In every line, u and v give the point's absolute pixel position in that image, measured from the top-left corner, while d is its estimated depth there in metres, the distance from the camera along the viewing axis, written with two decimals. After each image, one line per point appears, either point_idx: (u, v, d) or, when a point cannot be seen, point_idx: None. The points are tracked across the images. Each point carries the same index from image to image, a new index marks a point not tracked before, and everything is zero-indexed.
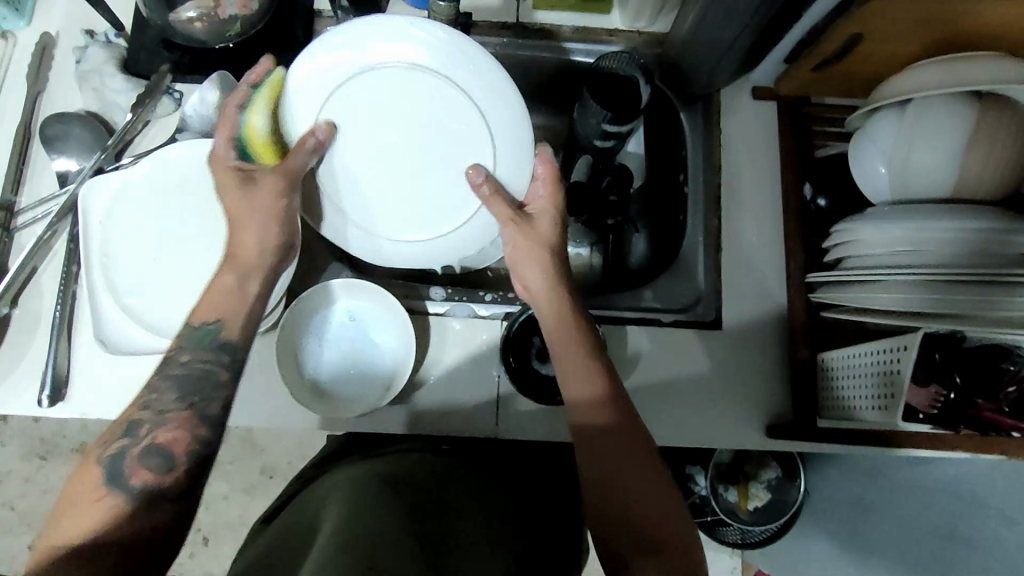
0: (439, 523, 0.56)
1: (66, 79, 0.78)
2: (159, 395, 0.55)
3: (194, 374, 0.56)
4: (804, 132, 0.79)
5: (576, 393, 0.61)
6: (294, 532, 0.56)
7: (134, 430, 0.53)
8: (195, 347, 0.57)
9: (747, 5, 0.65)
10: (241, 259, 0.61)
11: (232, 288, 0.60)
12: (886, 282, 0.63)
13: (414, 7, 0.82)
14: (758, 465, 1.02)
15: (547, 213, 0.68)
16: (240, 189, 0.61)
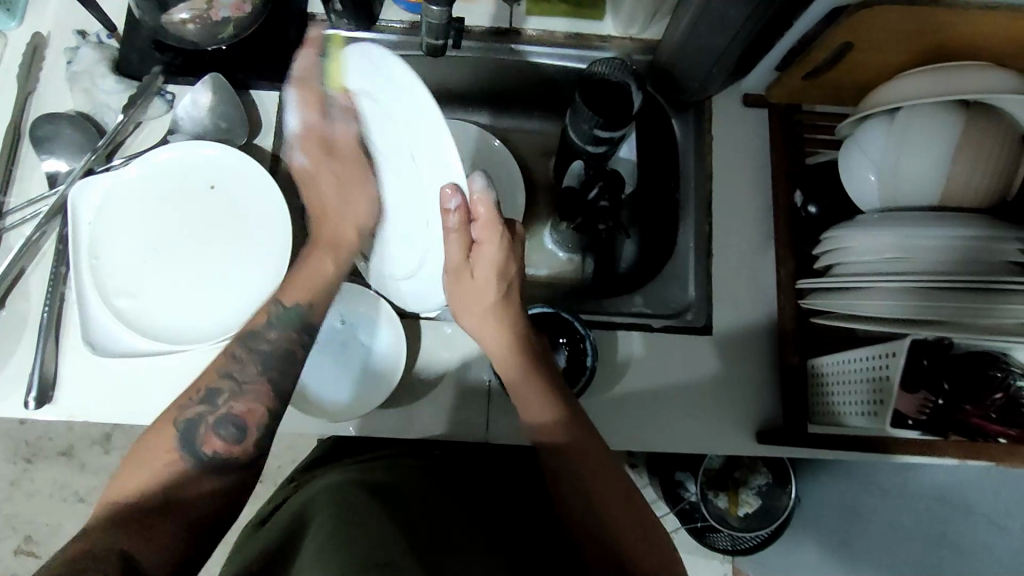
0: (427, 525, 0.56)
1: (56, 79, 0.77)
2: (241, 367, 0.60)
3: (275, 354, 0.61)
4: (795, 139, 0.79)
5: (535, 417, 0.64)
6: (280, 536, 0.55)
7: (213, 399, 0.58)
8: (285, 325, 0.62)
9: (738, 11, 0.65)
10: (334, 240, 0.70)
11: (326, 273, 0.67)
12: (874, 289, 0.63)
13: (408, 12, 0.82)
14: (748, 471, 1.02)
15: (487, 261, 0.61)
16: (325, 177, 0.71)
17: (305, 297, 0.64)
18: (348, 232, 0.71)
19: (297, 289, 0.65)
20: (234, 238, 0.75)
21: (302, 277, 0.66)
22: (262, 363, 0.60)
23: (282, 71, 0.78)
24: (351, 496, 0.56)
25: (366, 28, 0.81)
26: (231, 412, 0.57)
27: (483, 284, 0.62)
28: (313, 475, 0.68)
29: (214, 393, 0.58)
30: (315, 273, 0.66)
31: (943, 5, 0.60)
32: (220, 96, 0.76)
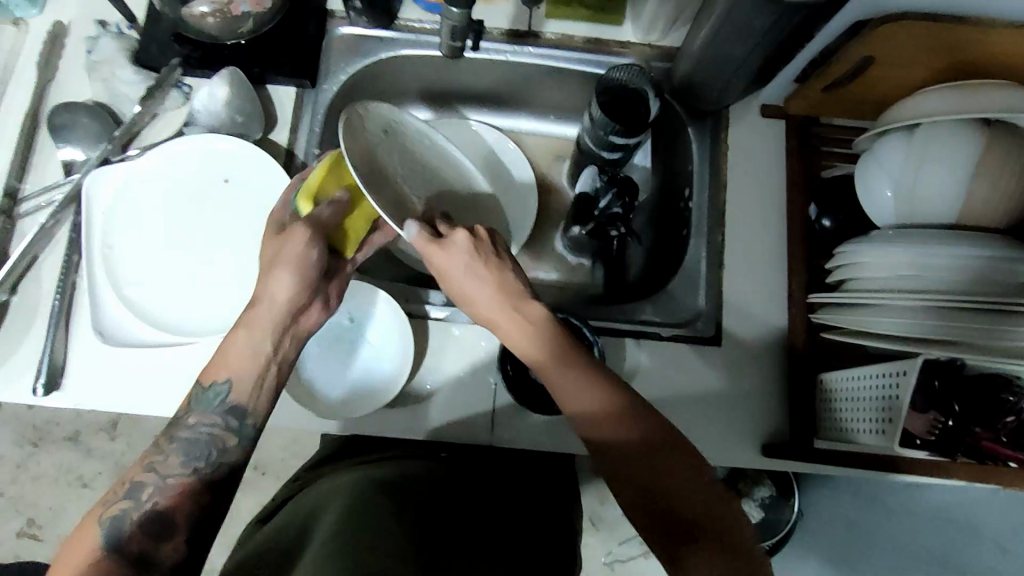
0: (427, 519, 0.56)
1: (75, 68, 0.77)
2: (164, 458, 0.55)
3: (203, 439, 0.56)
4: (812, 152, 0.79)
5: (591, 416, 0.57)
6: (284, 535, 0.56)
7: (137, 493, 0.52)
8: (205, 408, 0.57)
9: (761, 20, 0.65)
10: (256, 316, 0.59)
11: (234, 343, 0.58)
12: (887, 307, 0.63)
13: (427, 11, 0.82)
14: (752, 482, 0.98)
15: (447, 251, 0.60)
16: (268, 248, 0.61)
17: (215, 375, 0.57)
18: (264, 294, 0.59)
19: (217, 365, 0.58)
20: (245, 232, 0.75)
21: (222, 356, 0.58)
22: (184, 453, 0.55)
23: (300, 66, 0.78)
24: (363, 492, 0.57)
25: (383, 26, 0.81)
26: (158, 505, 0.53)
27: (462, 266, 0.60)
28: (322, 473, 0.69)
29: (140, 487, 0.53)
30: (231, 340, 0.59)
31: (967, 22, 0.60)
32: (236, 88, 0.75)
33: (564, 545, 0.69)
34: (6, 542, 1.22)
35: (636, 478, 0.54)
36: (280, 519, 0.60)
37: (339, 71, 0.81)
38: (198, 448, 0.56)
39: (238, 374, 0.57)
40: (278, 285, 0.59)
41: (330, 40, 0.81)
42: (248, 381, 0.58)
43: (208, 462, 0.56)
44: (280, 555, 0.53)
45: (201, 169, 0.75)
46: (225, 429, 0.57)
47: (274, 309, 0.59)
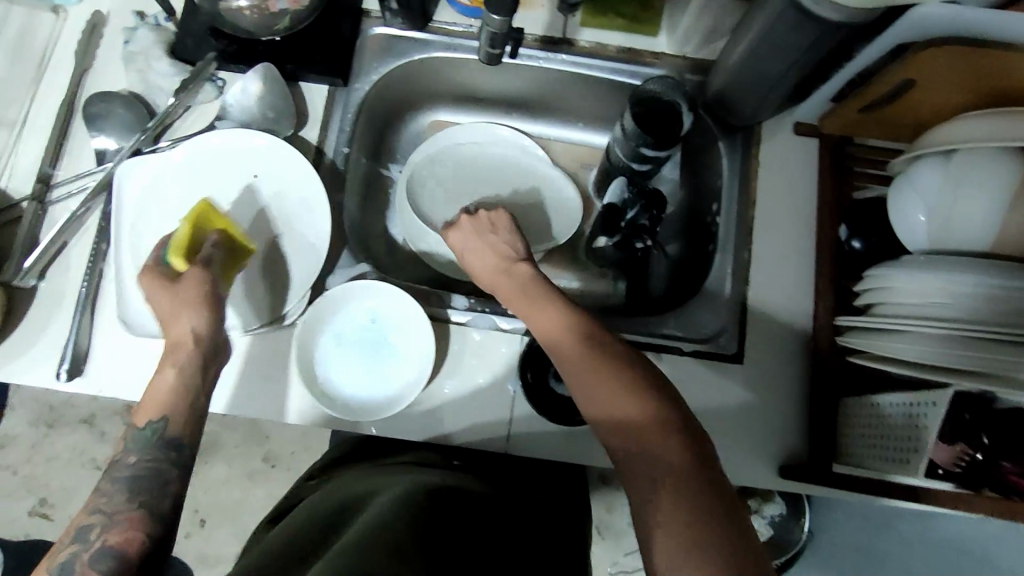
0: (449, 523, 0.57)
1: (112, 58, 0.78)
2: (108, 497, 0.54)
3: (144, 474, 0.56)
4: (844, 172, 0.78)
5: (608, 397, 0.54)
6: (307, 535, 0.57)
7: (85, 536, 0.52)
8: (142, 448, 0.57)
9: (800, 39, 0.64)
10: (177, 350, 0.60)
11: (168, 382, 0.59)
12: (915, 335, 0.62)
13: (462, 15, 0.82)
14: (764, 500, 0.98)
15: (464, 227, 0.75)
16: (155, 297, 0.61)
17: (155, 415, 0.58)
18: (184, 336, 0.60)
19: (148, 406, 0.59)
20: (274, 229, 0.76)
21: (147, 397, 0.59)
22: (128, 490, 0.55)
23: (333, 65, 0.78)
24: (389, 501, 0.59)
25: (418, 28, 0.82)
26: (107, 544, 0.52)
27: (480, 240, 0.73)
28: (332, 480, 0.69)
29: (84, 530, 0.53)
30: (159, 383, 0.59)
31: (1014, 49, 0.59)
32: (269, 85, 0.75)
33: (575, 558, 0.68)
34: (16, 521, 1.23)
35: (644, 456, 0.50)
36: (300, 523, 0.60)
37: (372, 71, 0.81)
38: (142, 483, 0.56)
39: (173, 414, 0.58)
40: (193, 322, 0.61)
41: (364, 40, 0.81)
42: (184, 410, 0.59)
43: (154, 494, 0.56)
44: (298, 555, 0.54)
45: (232, 164, 0.76)
46: (166, 464, 0.57)
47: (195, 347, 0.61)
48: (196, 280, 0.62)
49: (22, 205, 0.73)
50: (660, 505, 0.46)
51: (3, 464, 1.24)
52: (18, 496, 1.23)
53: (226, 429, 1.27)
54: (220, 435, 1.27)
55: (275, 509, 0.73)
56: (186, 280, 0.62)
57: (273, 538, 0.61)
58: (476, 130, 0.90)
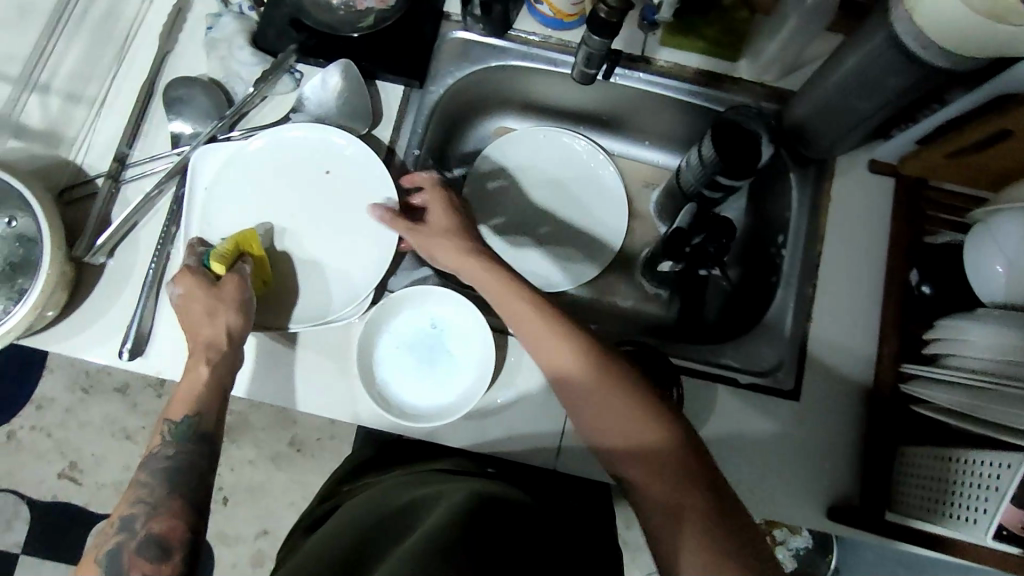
0: (512, 517, 0.56)
1: (195, 44, 0.79)
2: (151, 489, 0.58)
3: (183, 467, 0.59)
4: (918, 216, 0.76)
5: (614, 418, 0.57)
6: (356, 542, 0.57)
7: (130, 524, 0.56)
8: (178, 441, 0.60)
9: (897, 78, 0.63)
10: (201, 352, 0.64)
11: (200, 377, 0.63)
12: (991, 393, 0.60)
13: (542, 25, 0.81)
14: (790, 532, 1.08)
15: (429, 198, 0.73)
16: (195, 300, 0.65)
17: (190, 409, 0.62)
18: (223, 338, 0.64)
19: (182, 402, 0.62)
20: (340, 230, 0.76)
21: (177, 396, 0.63)
22: (167, 483, 0.59)
23: (412, 65, 0.78)
24: (441, 500, 0.58)
25: (498, 35, 0.81)
26: (150, 531, 0.55)
27: (440, 221, 0.72)
28: (374, 485, 0.69)
29: (130, 519, 0.56)
30: (194, 380, 0.63)
31: None
32: (348, 82, 0.76)
33: None
34: (46, 482, 1.25)
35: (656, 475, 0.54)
36: (350, 528, 0.60)
37: (445, 74, 0.82)
38: (181, 475, 0.59)
39: (206, 410, 0.62)
40: (230, 323, 0.65)
41: (443, 43, 0.81)
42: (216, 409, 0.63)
43: (190, 486, 0.59)
44: (360, 559, 0.54)
45: (311, 154, 0.77)
46: (199, 457, 0.60)
47: (223, 350, 0.64)
48: (234, 286, 0.66)
49: (97, 182, 0.74)
50: (683, 534, 0.50)
51: (38, 425, 1.26)
52: (50, 458, 1.25)
53: (256, 411, 1.27)
54: (249, 416, 1.27)
55: (306, 519, 0.73)
56: (225, 284, 0.66)
57: (321, 538, 0.61)
58: (542, 138, 0.89)
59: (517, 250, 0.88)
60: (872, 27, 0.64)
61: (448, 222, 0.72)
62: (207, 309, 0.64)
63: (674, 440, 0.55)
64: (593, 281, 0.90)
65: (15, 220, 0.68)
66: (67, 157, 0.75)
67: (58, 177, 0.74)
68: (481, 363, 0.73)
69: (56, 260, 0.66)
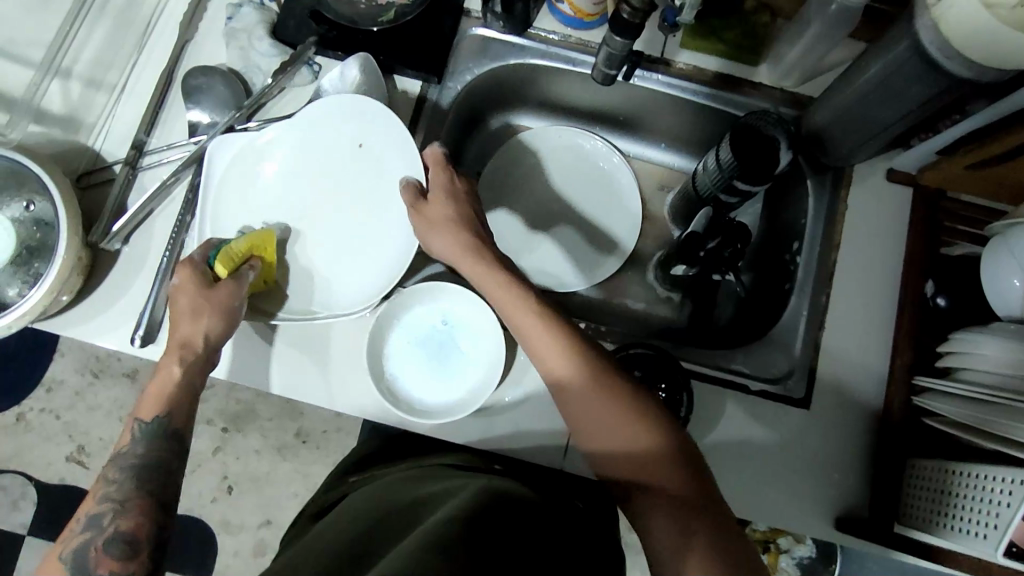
0: (521, 516, 0.56)
1: (215, 33, 0.79)
2: (116, 485, 0.58)
3: (148, 466, 0.60)
4: (935, 227, 0.76)
5: (604, 419, 0.56)
6: (352, 538, 0.57)
7: (97, 522, 0.56)
8: (149, 438, 0.61)
9: (920, 88, 0.63)
10: (173, 348, 0.64)
11: (171, 377, 0.63)
12: (1004, 408, 0.60)
13: (561, 23, 0.81)
14: (793, 540, 1.06)
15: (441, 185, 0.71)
16: (185, 295, 0.64)
17: (160, 407, 0.62)
18: (199, 341, 0.64)
19: (152, 401, 0.62)
20: (365, 217, 0.76)
21: (150, 393, 0.62)
22: (133, 480, 0.59)
23: (426, 61, 0.78)
24: (442, 499, 0.58)
25: (518, 32, 0.80)
26: (118, 529, 0.56)
27: (440, 205, 0.70)
28: (379, 479, 0.69)
29: (96, 518, 0.56)
30: (165, 378, 0.63)
31: None
32: (367, 76, 0.76)
33: None
34: (53, 464, 1.26)
35: (647, 477, 0.53)
36: (353, 523, 0.60)
37: (464, 73, 0.81)
38: (149, 474, 0.60)
39: (174, 410, 0.62)
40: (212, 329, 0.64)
41: (462, 39, 0.81)
42: (185, 407, 0.63)
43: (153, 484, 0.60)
44: (362, 550, 0.54)
45: (326, 135, 0.76)
46: (167, 455, 0.61)
47: (198, 352, 0.64)
48: (227, 292, 0.65)
49: (115, 168, 0.75)
50: (674, 534, 0.50)
51: (47, 407, 1.27)
52: (58, 440, 1.26)
53: (262, 401, 1.28)
54: (256, 405, 1.28)
55: (311, 509, 0.73)
56: (219, 288, 0.65)
57: (322, 530, 0.61)
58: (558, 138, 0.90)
59: (531, 249, 0.87)
60: (896, 35, 0.63)
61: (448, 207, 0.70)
62: (196, 306, 0.64)
63: (666, 445, 0.54)
64: (605, 282, 0.90)
65: (33, 204, 0.68)
66: (86, 143, 0.75)
67: (77, 162, 0.75)
68: (493, 359, 0.73)
69: (72, 245, 0.67)
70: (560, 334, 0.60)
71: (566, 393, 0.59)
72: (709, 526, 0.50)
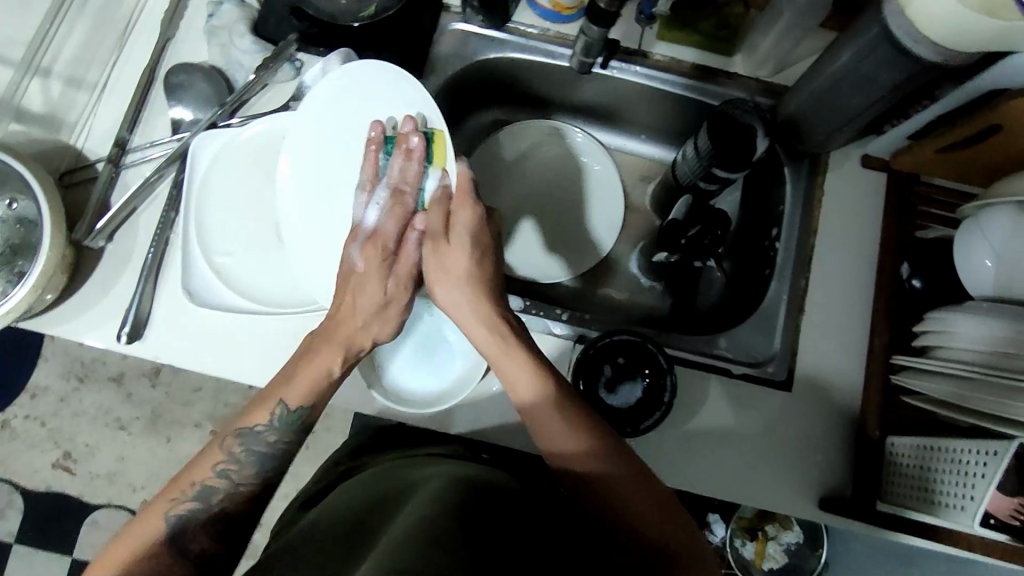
0: (503, 507, 0.57)
1: (195, 30, 0.79)
2: (238, 466, 0.59)
3: (272, 456, 0.60)
4: (908, 210, 0.78)
5: (566, 441, 0.61)
6: (359, 517, 0.58)
7: (208, 496, 0.57)
8: (283, 429, 0.61)
9: (891, 72, 0.64)
10: (338, 335, 0.64)
11: (328, 369, 0.62)
12: (975, 383, 0.61)
13: (539, 17, 0.82)
14: (780, 526, 1.07)
15: (468, 213, 0.65)
16: (365, 282, 0.65)
17: (308, 401, 0.61)
18: (365, 343, 0.64)
19: (301, 388, 0.62)
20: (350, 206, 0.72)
21: (294, 381, 0.62)
22: (256, 466, 0.60)
23: (404, 55, 0.79)
24: (420, 489, 0.59)
25: (497, 27, 0.81)
26: (225, 510, 0.58)
27: (458, 247, 0.65)
28: (368, 469, 0.69)
29: (208, 491, 0.57)
30: (321, 369, 0.62)
31: None
32: None
33: None
34: (40, 472, 1.25)
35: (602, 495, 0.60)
36: (342, 514, 0.60)
37: (445, 67, 0.82)
38: (264, 461, 0.60)
39: (320, 403, 0.62)
40: (378, 329, 0.65)
41: (443, 34, 0.82)
42: (320, 399, 0.62)
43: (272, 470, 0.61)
44: (353, 540, 0.54)
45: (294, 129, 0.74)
46: (294, 444, 0.62)
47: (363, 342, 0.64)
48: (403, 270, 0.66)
49: (98, 166, 0.75)
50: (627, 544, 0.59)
51: (32, 414, 1.26)
52: (45, 447, 1.25)
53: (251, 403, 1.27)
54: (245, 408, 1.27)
55: (299, 500, 0.74)
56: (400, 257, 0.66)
57: (314, 521, 0.61)
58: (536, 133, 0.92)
59: (509, 240, 0.89)
60: (865, 22, 0.65)
61: (469, 256, 0.65)
62: (366, 291, 0.65)
63: (617, 461, 0.61)
64: (589, 272, 0.91)
65: (16, 202, 0.68)
66: (67, 141, 0.75)
67: (58, 159, 0.75)
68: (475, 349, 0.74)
69: (56, 242, 0.67)
70: (534, 365, 0.63)
71: (530, 414, 0.63)
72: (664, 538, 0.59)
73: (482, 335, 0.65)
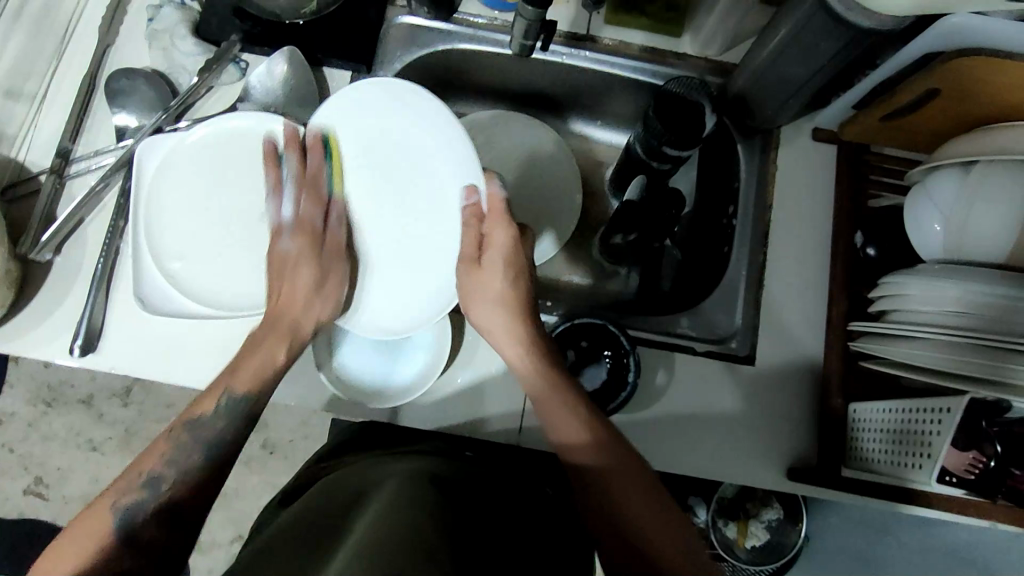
0: (478, 513, 0.57)
1: (135, 36, 0.78)
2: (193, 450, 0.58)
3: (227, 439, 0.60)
4: (860, 180, 0.79)
5: (565, 429, 0.63)
6: (344, 500, 0.59)
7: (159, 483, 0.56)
8: (234, 413, 0.61)
9: (828, 42, 0.65)
10: (278, 327, 0.67)
11: (272, 359, 0.64)
12: (924, 340, 0.63)
13: (485, 6, 0.82)
14: (760, 504, 1.01)
15: (503, 238, 0.69)
16: (301, 283, 0.68)
17: (254, 388, 0.62)
18: (309, 328, 0.68)
19: (247, 373, 0.63)
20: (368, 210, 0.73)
21: (242, 367, 0.63)
22: (207, 451, 0.59)
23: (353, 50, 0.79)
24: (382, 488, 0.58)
25: (443, 18, 0.81)
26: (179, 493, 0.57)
27: (492, 271, 0.69)
28: (340, 468, 0.68)
29: (158, 479, 0.56)
30: (266, 359, 0.64)
31: None
32: (295, 68, 0.76)
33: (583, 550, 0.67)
34: (11, 500, 1.22)
35: (596, 490, 0.60)
36: (303, 518, 0.58)
37: (394, 60, 0.82)
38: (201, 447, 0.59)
39: (264, 391, 0.63)
40: (319, 307, 0.69)
41: (388, 29, 0.82)
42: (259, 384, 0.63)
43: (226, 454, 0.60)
44: (312, 543, 0.53)
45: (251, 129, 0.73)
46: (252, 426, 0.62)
47: (296, 333, 0.67)
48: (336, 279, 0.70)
49: (40, 178, 0.73)
50: (616, 539, 0.57)
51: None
52: (15, 474, 1.22)
53: None
54: None
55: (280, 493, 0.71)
56: (327, 239, 0.71)
57: (278, 525, 0.60)
58: (523, 126, 0.90)
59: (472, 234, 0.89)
60: None
61: (500, 276, 0.69)
62: (283, 265, 0.70)
63: (614, 454, 0.61)
64: (553, 259, 0.91)
65: None
66: (9, 156, 0.74)
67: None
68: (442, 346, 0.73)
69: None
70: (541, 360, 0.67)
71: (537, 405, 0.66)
72: (657, 535, 0.57)
73: (504, 345, 0.69)
